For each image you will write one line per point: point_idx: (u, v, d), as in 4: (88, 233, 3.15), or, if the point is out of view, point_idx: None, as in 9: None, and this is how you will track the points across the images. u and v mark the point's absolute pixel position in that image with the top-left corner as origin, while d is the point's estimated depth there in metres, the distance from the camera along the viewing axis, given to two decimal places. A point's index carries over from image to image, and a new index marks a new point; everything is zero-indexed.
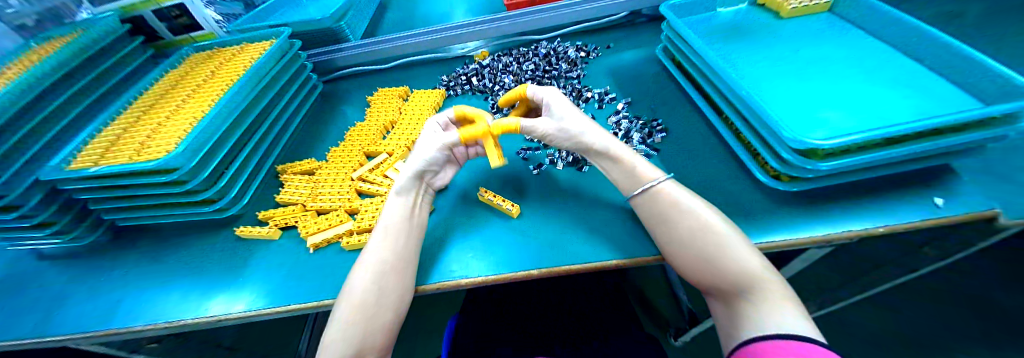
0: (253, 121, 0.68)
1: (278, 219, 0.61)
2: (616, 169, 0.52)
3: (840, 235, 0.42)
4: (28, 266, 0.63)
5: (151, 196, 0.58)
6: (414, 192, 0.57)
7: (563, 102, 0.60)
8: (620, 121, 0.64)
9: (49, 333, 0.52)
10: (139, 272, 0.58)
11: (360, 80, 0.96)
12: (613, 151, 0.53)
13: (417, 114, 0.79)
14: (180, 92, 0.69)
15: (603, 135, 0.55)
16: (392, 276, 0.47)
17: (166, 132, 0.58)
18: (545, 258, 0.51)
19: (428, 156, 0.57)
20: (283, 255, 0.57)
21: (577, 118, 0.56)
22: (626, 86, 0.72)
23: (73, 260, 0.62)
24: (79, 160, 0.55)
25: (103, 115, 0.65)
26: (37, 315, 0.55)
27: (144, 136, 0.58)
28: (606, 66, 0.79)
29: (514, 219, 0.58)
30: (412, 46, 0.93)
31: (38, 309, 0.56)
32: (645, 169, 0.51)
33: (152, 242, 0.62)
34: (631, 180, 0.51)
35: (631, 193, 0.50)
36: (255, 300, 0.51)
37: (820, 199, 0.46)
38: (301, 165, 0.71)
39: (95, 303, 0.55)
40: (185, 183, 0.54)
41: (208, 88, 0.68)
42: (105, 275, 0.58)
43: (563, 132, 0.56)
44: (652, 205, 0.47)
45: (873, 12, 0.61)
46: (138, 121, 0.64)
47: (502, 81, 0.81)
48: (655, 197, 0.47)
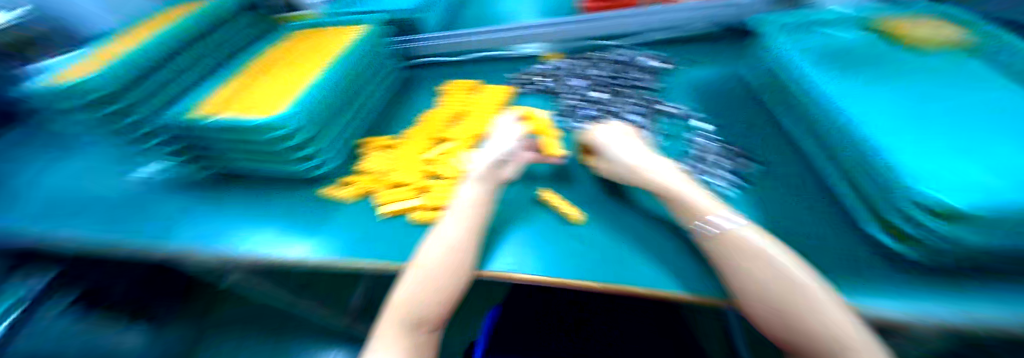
0: (352, 92, 0.74)
1: (360, 185, 0.67)
2: (672, 204, 0.50)
3: (978, 325, 0.34)
4: (158, 193, 0.75)
5: (257, 151, 0.64)
6: (490, 180, 0.60)
7: (615, 139, 0.61)
8: (695, 139, 0.63)
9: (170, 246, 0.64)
10: (238, 211, 0.68)
11: (434, 70, 0.97)
12: (662, 188, 0.52)
13: (487, 107, 0.81)
14: (289, 60, 0.76)
15: (651, 171, 0.54)
16: (457, 257, 0.52)
17: (280, 92, 0.64)
18: (603, 267, 0.49)
19: (507, 146, 0.63)
20: (358, 217, 0.63)
21: (625, 156, 0.57)
22: (714, 103, 0.70)
23: (196, 189, 0.74)
24: (204, 108, 0.62)
25: (226, 71, 0.72)
26: (162, 227, 0.68)
27: (261, 95, 0.64)
28: (686, 80, 0.76)
29: (576, 225, 0.57)
30: (489, 41, 0.93)
31: (164, 222, 0.69)
32: (706, 203, 0.47)
33: (253, 190, 0.72)
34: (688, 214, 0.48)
35: (696, 229, 0.46)
36: (324, 250, 0.58)
37: (935, 267, 0.39)
38: (380, 140, 0.77)
39: (204, 226, 0.67)
40: (293, 139, 0.60)
41: (314, 58, 0.74)
42: (215, 210, 0.70)
43: (615, 172, 0.58)
44: (719, 245, 0.43)
45: None
46: (252, 80, 0.70)
47: (572, 83, 0.79)
48: (723, 235, 0.43)
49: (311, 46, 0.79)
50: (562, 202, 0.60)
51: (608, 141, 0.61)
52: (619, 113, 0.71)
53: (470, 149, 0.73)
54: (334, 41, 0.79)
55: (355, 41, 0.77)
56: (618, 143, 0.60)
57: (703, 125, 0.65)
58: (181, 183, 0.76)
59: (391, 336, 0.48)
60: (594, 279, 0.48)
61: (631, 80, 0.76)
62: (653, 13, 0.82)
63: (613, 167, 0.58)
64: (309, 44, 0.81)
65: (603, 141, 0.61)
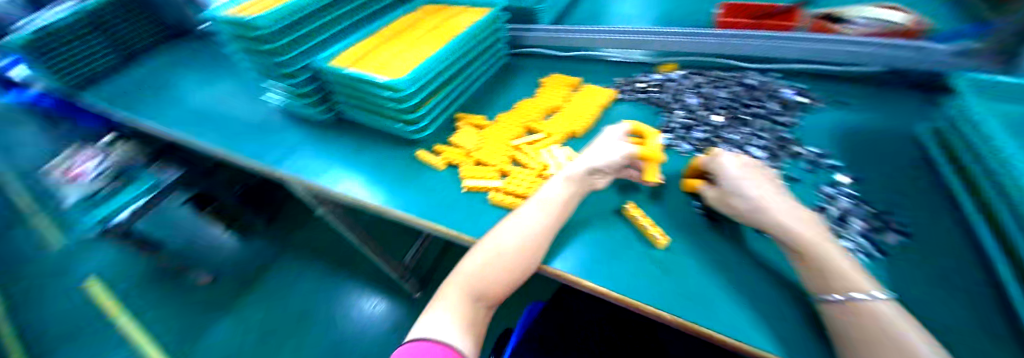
0: (457, 70, 0.81)
1: (448, 156, 0.72)
2: (801, 264, 0.43)
3: None
4: (290, 124, 0.90)
5: (371, 103, 0.76)
6: (578, 184, 0.58)
7: (739, 170, 0.51)
8: (837, 196, 0.54)
9: (286, 171, 0.77)
10: (345, 154, 0.79)
11: (534, 61, 1.01)
12: (793, 242, 0.43)
13: (589, 107, 0.79)
14: (414, 30, 0.85)
15: (782, 217, 0.45)
16: (533, 244, 0.52)
17: (399, 59, 0.73)
18: (677, 298, 0.48)
19: (608, 158, 0.58)
20: (443, 183, 0.69)
21: (748, 195, 0.48)
22: (851, 151, 0.60)
23: (316, 130, 0.87)
24: (339, 60, 0.75)
25: (361, 33, 0.83)
26: (279, 152, 0.82)
27: (385, 58, 0.74)
28: (827, 121, 0.66)
29: (656, 249, 0.54)
30: (597, 41, 0.93)
31: (281, 148, 0.83)
32: (847, 273, 0.39)
33: (361, 139, 0.82)
34: (820, 282, 0.40)
35: (823, 295, 0.39)
36: (404, 205, 0.66)
37: None
38: (475, 119, 0.81)
39: (309, 158, 0.79)
40: (400, 102, 0.70)
41: (434, 34, 0.81)
42: (328, 148, 0.81)
43: (731, 207, 0.50)
44: (848, 321, 0.36)
45: None
46: (381, 44, 0.81)
47: (684, 100, 0.76)
48: (860, 312, 0.36)
49: (433, 23, 0.86)
50: (644, 219, 0.57)
51: (732, 171, 0.52)
52: (727, 141, 0.65)
53: (558, 145, 0.73)
54: (453, 21, 0.85)
55: (470, 24, 0.83)
56: (744, 176, 0.50)
57: (843, 179, 0.56)
58: (306, 120, 0.89)
59: (456, 301, 0.49)
60: (665, 309, 0.47)
61: (756, 109, 0.69)
62: (780, 44, 0.73)
63: (728, 202, 0.51)
64: (432, 20, 0.88)
65: (726, 169, 0.52)
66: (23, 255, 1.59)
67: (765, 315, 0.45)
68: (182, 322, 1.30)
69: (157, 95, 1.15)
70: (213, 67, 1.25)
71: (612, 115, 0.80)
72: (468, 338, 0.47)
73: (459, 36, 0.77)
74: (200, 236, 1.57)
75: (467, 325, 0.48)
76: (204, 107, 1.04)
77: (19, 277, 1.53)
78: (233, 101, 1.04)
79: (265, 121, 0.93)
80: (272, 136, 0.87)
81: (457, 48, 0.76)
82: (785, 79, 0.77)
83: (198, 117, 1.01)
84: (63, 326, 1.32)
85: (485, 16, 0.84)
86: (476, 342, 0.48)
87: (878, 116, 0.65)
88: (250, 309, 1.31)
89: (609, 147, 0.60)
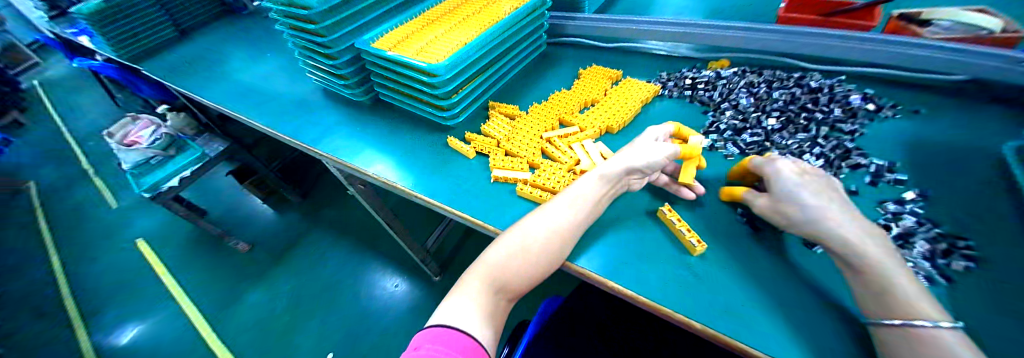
0: (495, 57, 0.81)
1: (478, 145, 0.72)
2: (864, 284, 0.39)
3: None
4: (330, 104, 0.93)
5: (408, 86, 0.77)
6: (613, 184, 0.56)
7: (794, 175, 0.47)
8: (903, 215, 0.49)
9: (321, 149, 0.79)
10: (380, 136, 0.80)
11: (576, 50, 1.00)
12: (852, 259, 0.40)
13: (629, 102, 0.77)
14: (454, 14, 0.85)
15: (843, 231, 0.41)
16: (558, 242, 0.51)
17: (439, 44, 0.73)
18: (708, 309, 0.46)
19: (652, 158, 0.56)
20: (472, 172, 0.69)
21: (800, 205, 0.45)
22: (920, 167, 0.54)
23: (354, 109, 0.89)
24: (378, 43, 0.76)
25: (404, 16, 0.84)
26: (316, 131, 0.85)
27: (425, 42, 0.74)
28: (895, 133, 0.60)
29: (691, 256, 0.52)
30: (643, 32, 0.90)
31: (318, 128, 0.86)
32: (909, 296, 0.35)
33: (396, 121, 0.83)
34: (882, 306, 0.37)
35: (880, 320, 0.36)
36: (438, 191, 0.66)
37: None
38: (508, 108, 0.80)
39: (346, 137, 0.81)
40: (437, 88, 0.70)
41: (476, 19, 0.81)
42: (362, 129, 0.83)
43: (782, 217, 0.47)
44: (903, 348, 0.34)
45: None
46: (424, 27, 0.81)
47: (735, 100, 0.72)
48: (921, 341, 0.33)
49: (477, 7, 0.85)
50: (680, 223, 0.54)
51: (787, 178, 0.47)
52: (779, 146, 0.62)
53: (592, 140, 0.71)
54: (495, 7, 0.83)
55: (511, 10, 0.81)
56: (802, 184, 0.46)
57: (910, 195, 0.51)
58: (345, 99, 0.92)
59: (476, 290, 0.48)
60: (696, 319, 0.45)
61: (815, 114, 0.64)
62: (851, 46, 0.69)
63: (778, 212, 0.47)
64: (476, 4, 0.87)
65: (781, 175, 0.48)
66: (86, 210, 1.75)
67: (810, 336, 0.42)
68: (219, 285, 1.39)
69: (210, 69, 1.22)
70: (263, 45, 1.30)
71: (652, 112, 0.77)
72: (489, 332, 0.45)
73: (498, 23, 0.76)
74: (239, 205, 1.67)
75: (488, 317, 0.46)
76: (251, 83, 1.09)
77: (80, 226, 1.68)
78: (278, 78, 1.09)
79: (307, 99, 0.97)
80: (311, 114, 0.91)
81: (496, 35, 0.76)
82: (851, 83, 0.70)
83: (244, 91, 1.06)
84: (117, 279, 1.45)
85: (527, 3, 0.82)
86: (496, 332, 0.47)
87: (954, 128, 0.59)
88: (281, 277, 1.39)
89: (651, 147, 0.57)
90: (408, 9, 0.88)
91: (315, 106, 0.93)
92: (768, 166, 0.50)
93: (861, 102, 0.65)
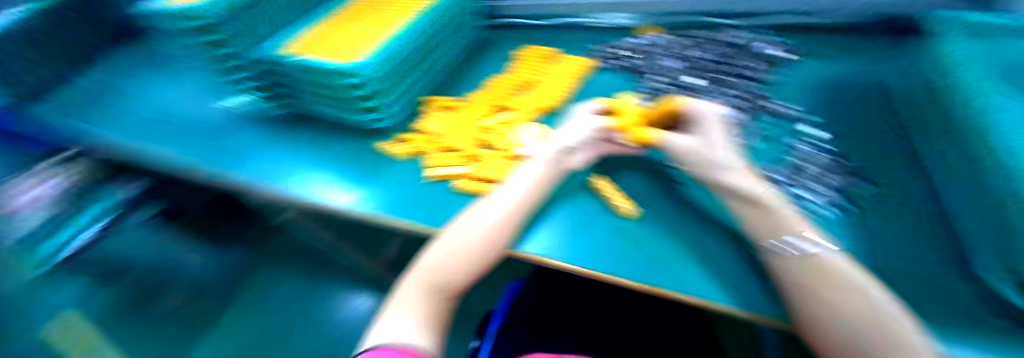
0: (427, 49, 0.76)
1: (413, 145, 0.70)
2: (757, 217, 0.46)
3: None
4: (243, 123, 0.85)
5: (329, 94, 0.69)
6: (555, 163, 0.58)
7: (722, 128, 0.56)
8: (799, 146, 0.58)
9: (238, 176, 0.73)
10: (303, 151, 0.75)
11: (516, 32, 0.97)
12: (750, 197, 0.47)
13: (561, 79, 0.78)
14: (375, 8, 0.77)
15: (745, 176, 0.50)
16: (497, 230, 0.51)
17: (359, 41, 0.66)
18: (645, 274, 0.48)
19: (579, 136, 0.60)
20: (406, 174, 0.66)
21: (723, 152, 0.53)
22: (830, 106, 0.64)
23: (268, 126, 0.83)
24: (286, 47, 0.65)
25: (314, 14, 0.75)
26: (232, 157, 0.78)
27: (341, 41, 0.67)
28: (808, 77, 0.69)
29: (625, 220, 0.56)
30: (578, 7, 0.90)
31: (234, 152, 0.79)
32: (797, 226, 0.43)
33: (320, 131, 0.79)
34: (768, 237, 0.44)
35: (772, 248, 0.43)
36: (377, 199, 0.63)
37: None
38: (441, 102, 0.79)
39: (266, 159, 0.75)
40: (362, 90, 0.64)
41: (399, 10, 0.74)
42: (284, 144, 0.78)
43: (703, 158, 0.54)
44: (800, 270, 0.39)
45: None
46: (338, 23, 0.73)
47: (658, 63, 0.75)
48: (800, 262, 0.39)
49: None
50: (613, 193, 0.59)
51: (719, 130, 0.56)
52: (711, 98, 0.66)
53: (531, 122, 0.71)
54: None
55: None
56: (726, 137, 0.55)
57: (819, 133, 0.60)
58: (269, 115, 0.86)
59: (414, 296, 0.47)
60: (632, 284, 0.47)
61: (738, 67, 0.71)
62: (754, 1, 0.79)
63: (701, 154, 0.54)
64: None
65: (716, 127, 0.56)
66: None
67: (731, 282, 0.47)
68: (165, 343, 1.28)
69: (102, 99, 1.06)
70: (161, 62, 1.15)
71: (591, 86, 0.76)
72: (432, 335, 0.44)
73: (425, 13, 0.71)
74: None
75: (429, 318, 0.45)
76: (156, 111, 0.98)
77: None
78: (187, 100, 0.99)
79: (223, 119, 0.88)
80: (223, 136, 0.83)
81: (423, 29, 0.70)
82: (767, 34, 0.78)
83: (146, 124, 0.94)
84: None
85: None
86: (440, 336, 0.46)
87: (839, 76, 0.68)
88: (238, 319, 1.33)
89: (584, 120, 0.62)
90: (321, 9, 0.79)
91: (226, 128, 0.86)
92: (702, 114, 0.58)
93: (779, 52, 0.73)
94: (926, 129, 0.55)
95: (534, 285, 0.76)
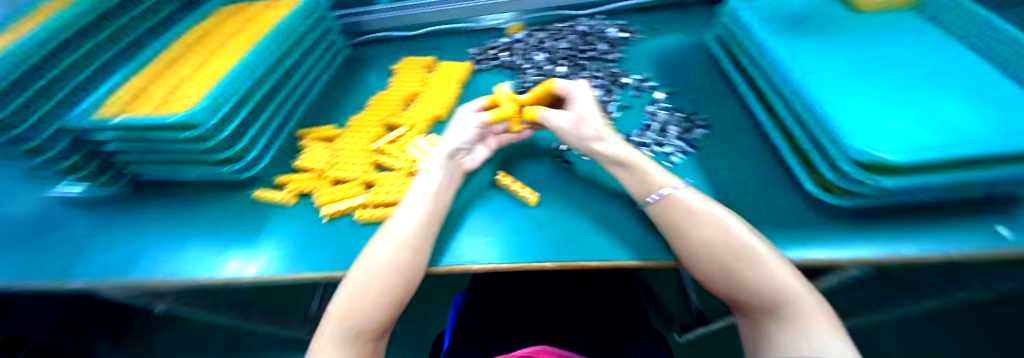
0: (276, 81, 0.75)
1: (295, 186, 0.66)
2: (629, 177, 0.55)
3: (845, 261, 0.46)
4: (66, 214, 0.70)
5: (172, 152, 0.64)
6: (449, 169, 0.59)
7: (588, 99, 0.62)
8: (657, 111, 0.71)
9: (71, 278, 0.59)
10: (160, 227, 0.65)
11: (387, 47, 1.01)
12: (621, 160, 0.56)
13: (445, 86, 0.80)
14: (202, 53, 0.73)
15: (614, 142, 0.58)
16: (411, 251, 0.50)
17: (188, 88, 0.63)
18: (560, 254, 0.52)
19: (463, 134, 0.61)
20: (300, 219, 0.62)
21: (591, 122, 0.59)
22: (666, 72, 0.79)
23: (104, 208, 0.70)
24: (102, 110, 0.61)
25: (128, 66, 0.69)
26: (60, 258, 0.63)
27: (166, 92, 0.63)
28: (645, 50, 0.84)
29: (531, 207, 0.60)
30: (441, 14, 0.97)
31: (62, 251, 0.64)
32: (662, 179, 0.52)
33: (178, 197, 0.70)
34: (640, 192, 0.54)
35: (647, 201, 0.52)
36: (276, 257, 0.57)
37: (847, 211, 0.51)
38: (320, 133, 0.77)
39: (114, 252, 0.62)
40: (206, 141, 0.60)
41: (230, 48, 0.73)
42: (133, 224, 0.66)
43: (577, 132, 0.60)
44: (672, 215, 0.49)
45: (994, 34, 0.56)
46: (157, 77, 0.69)
47: (533, 58, 0.83)
48: (670, 209, 0.50)
49: (221, 39, 0.77)
50: (517, 185, 0.62)
51: (589, 103, 0.62)
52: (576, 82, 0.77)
53: (422, 135, 0.72)
54: (250, 32, 0.77)
55: (274, 26, 0.76)
56: (595, 108, 0.61)
57: (659, 96, 0.74)
58: (108, 194, 0.71)
59: (330, 346, 0.43)
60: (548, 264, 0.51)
61: (591, 52, 0.83)
62: None
63: (575, 128, 0.60)
64: (219, 37, 0.78)
65: (587, 100, 0.62)
66: None
67: (626, 240, 0.53)
68: None
69: None
70: None
71: (471, 89, 0.82)
72: None
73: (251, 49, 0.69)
74: None
75: None
76: None
77: None
78: None
79: (39, 216, 0.70)
80: (39, 233, 0.67)
81: (259, 59, 0.69)
82: (608, 19, 0.94)
83: None
84: None
85: (292, 13, 0.79)
86: None
87: (664, 48, 0.84)
88: None
89: (469, 118, 0.63)
90: (137, 61, 0.71)
91: (42, 223, 0.69)
92: (570, 92, 0.64)
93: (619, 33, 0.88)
94: (733, 80, 0.73)
95: (471, 298, 0.77)
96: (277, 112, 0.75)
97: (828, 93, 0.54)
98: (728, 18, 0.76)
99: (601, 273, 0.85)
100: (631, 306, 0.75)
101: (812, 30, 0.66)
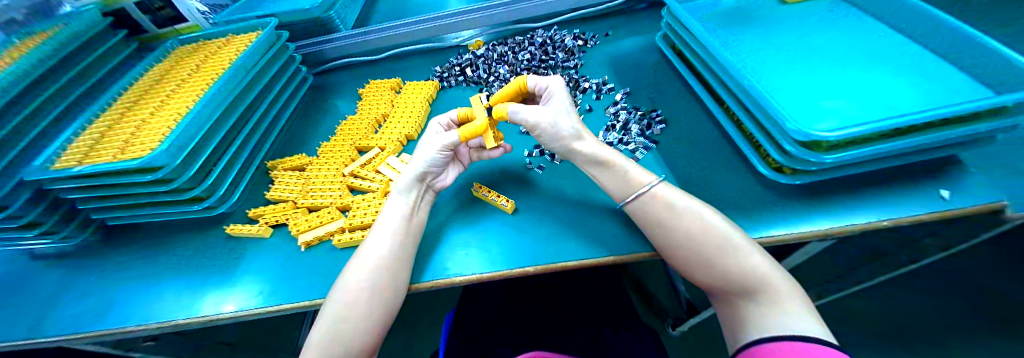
0: (240, 114, 0.76)
1: (269, 217, 0.66)
2: (607, 174, 0.57)
3: (797, 234, 0.49)
4: (30, 269, 0.69)
5: (138, 194, 0.64)
6: (416, 189, 0.61)
7: (564, 94, 0.63)
8: (618, 112, 0.75)
9: (40, 334, 0.58)
10: (132, 273, 0.64)
11: (352, 71, 1.06)
12: (599, 159, 0.58)
13: (412, 107, 0.84)
14: (162, 94, 0.73)
15: (589, 141, 0.60)
16: (389, 269, 0.51)
17: (148, 129, 0.63)
18: (539, 257, 0.54)
19: (428, 158, 0.61)
20: (277, 249, 0.62)
21: (568, 119, 0.61)
22: (621, 74, 0.84)
23: (70, 258, 0.69)
24: (62, 160, 0.60)
25: (86, 114, 0.70)
26: (27, 314, 0.62)
27: (128, 134, 0.63)
28: (602, 54, 0.90)
29: (509, 214, 0.61)
30: (403, 36, 1.00)
31: (27, 307, 0.63)
32: (637, 175, 0.55)
33: (149, 239, 0.69)
34: (621, 188, 0.55)
35: (625, 200, 0.55)
36: (256, 293, 0.57)
37: (796, 190, 0.54)
38: (291, 162, 0.78)
39: (84, 307, 0.60)
40: (172, 181, 0.60)
41: (189, 86, 0.73)
42: (102, 272, 0.65)
43: (555, 130, 0.60)
44: (651, 209, 0.52)
45: (905, 12, 0.61)
46: (119, 120, 0.69)
47: (497, 72, 0.89)
48: (650, 206, 0.52)
49: (181, 77, 0.78)
50: (491, 193, 0.64)
51: (564, 99, 0.63)
52: None
53: (394, 156, 0.74)
54: (211, 66, 0.78)
55: (236, 58, 0.78)
56: (570, 105, 0.63)
57: (619, 97, 0.78)
58: (76, 246, 0.71)
59: None
60: (527, 267, 0.53)
61: (550, 61, 0.89)
62: (541, 4, 0.97)
63: (554, 126, 0.60)
64: (179, 75, 0.79)
65: (564, 96, 0.63)
66: None
67: (599, 237, 0.56)
68: None
69: None
70: None
71: (439, 106, 0.87)
72: None
73: (211, 87, 0.69)
74: None
75: None
76: None
77: None
78: None
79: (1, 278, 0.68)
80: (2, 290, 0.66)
81: (220, 93, 0.70)
82: (565, 28, 1.00)
83: None
84: None
85: (252, 44, 0.80)
86: None
87: (616, 52, 0.90)
88: None
89: (436, 138, 0.63)
90: (96, 108, 0.71)
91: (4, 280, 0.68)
92: (546, 87, 0.65)
93: (574, 41, 0.94)
94: (685, 76, 0.77)
95: (465, 305, 0.80)
96: (244, 147, 0.76)
97: (762, 82, 0.59)
98: (666, 19, 0.80)
99: (587, 272, 0.86)
100: (620, 301, 0.76)
101: (745, 24, 0.72)
